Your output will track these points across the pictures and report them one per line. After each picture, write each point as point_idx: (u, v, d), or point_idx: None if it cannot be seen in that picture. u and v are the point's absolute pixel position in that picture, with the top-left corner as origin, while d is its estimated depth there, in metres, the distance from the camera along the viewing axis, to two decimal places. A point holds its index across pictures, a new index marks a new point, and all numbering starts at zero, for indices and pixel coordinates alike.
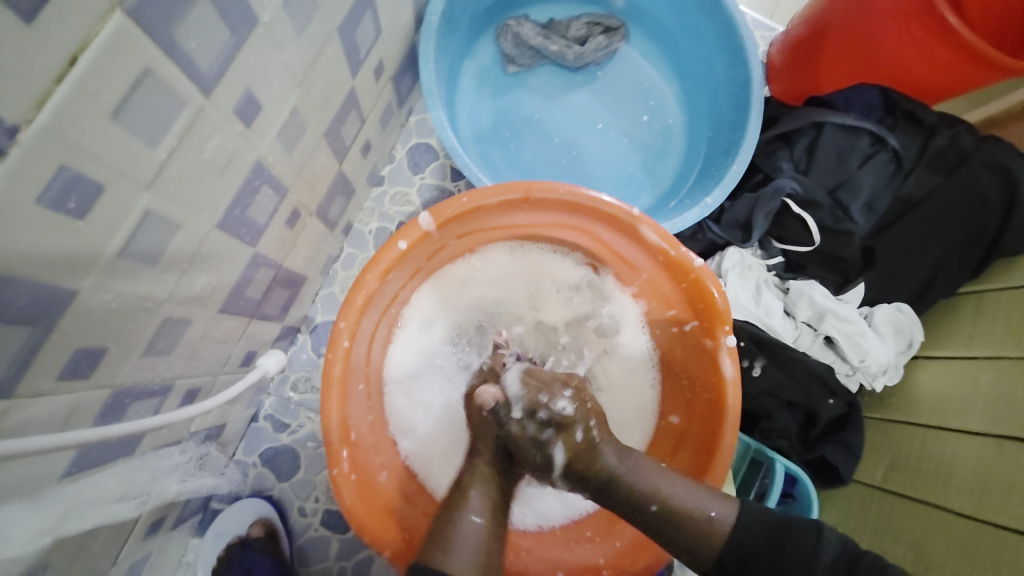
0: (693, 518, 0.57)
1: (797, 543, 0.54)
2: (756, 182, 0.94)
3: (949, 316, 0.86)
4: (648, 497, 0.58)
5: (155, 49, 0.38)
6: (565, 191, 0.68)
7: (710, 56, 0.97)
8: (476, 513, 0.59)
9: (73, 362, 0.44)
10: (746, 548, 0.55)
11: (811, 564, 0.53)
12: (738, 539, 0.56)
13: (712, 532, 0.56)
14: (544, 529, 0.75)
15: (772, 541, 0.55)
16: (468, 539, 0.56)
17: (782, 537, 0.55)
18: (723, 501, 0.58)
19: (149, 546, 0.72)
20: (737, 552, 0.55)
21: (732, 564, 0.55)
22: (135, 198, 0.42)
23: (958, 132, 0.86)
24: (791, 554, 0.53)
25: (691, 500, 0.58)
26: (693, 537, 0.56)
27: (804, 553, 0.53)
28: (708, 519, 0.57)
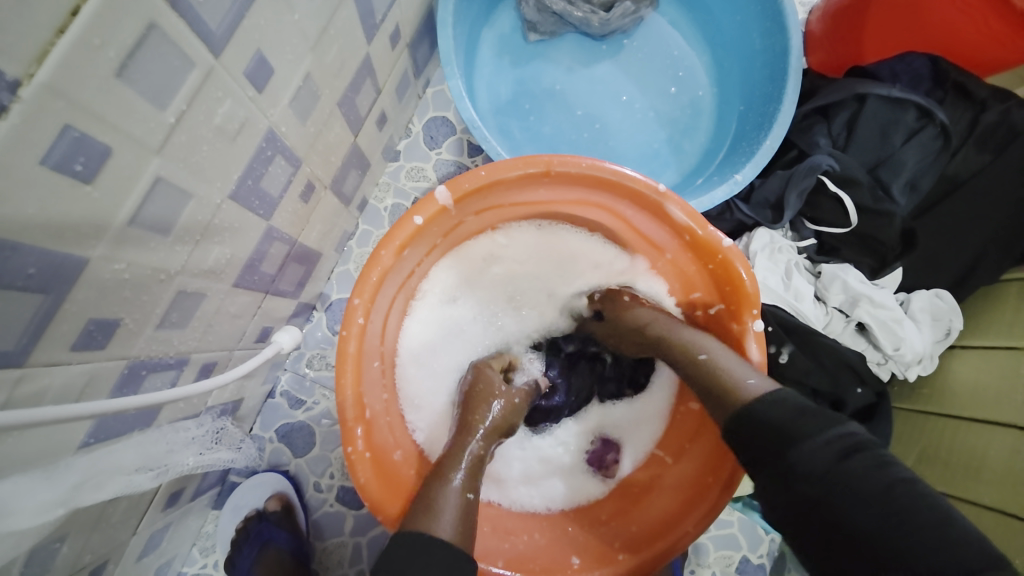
0: (727, 376, 0.55)
1: (817, 425, 0.46)
2: (790, 159, 0.89)
3: (991, 306, 0.80)
4: (697, 346, 0.60)
5: (160, 3, 0.35)
6: (588, 164, 0.64)
7: (745, 23, 0.91)
8: (467, 490, 0.57)
9: (87, 333, 0.44)
10: (756, 412, 0.50)
11: (817, 445, 0.44)
12: (759, 410, 0.50)
13: (739, 386, 0.53)
14: (550, 512, 0.73)
15: (796, 412, 0.48)
16: (450, 503, 0.54)
17: (803, 416, 0.47)
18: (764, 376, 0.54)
19: (169, 516, 0.73)
20: (750, 415, 0.50)
21: (736, 430, 0.51)
22: (144, 163, 0.41)
23: (1009, 107, 0.80)
24: (810, 425, 0.46)
25: (732, 366, 0.56)
26: (719, 388, 0.55)
27: (821, 427, 0.46)
28: (737, 380, 0.54)
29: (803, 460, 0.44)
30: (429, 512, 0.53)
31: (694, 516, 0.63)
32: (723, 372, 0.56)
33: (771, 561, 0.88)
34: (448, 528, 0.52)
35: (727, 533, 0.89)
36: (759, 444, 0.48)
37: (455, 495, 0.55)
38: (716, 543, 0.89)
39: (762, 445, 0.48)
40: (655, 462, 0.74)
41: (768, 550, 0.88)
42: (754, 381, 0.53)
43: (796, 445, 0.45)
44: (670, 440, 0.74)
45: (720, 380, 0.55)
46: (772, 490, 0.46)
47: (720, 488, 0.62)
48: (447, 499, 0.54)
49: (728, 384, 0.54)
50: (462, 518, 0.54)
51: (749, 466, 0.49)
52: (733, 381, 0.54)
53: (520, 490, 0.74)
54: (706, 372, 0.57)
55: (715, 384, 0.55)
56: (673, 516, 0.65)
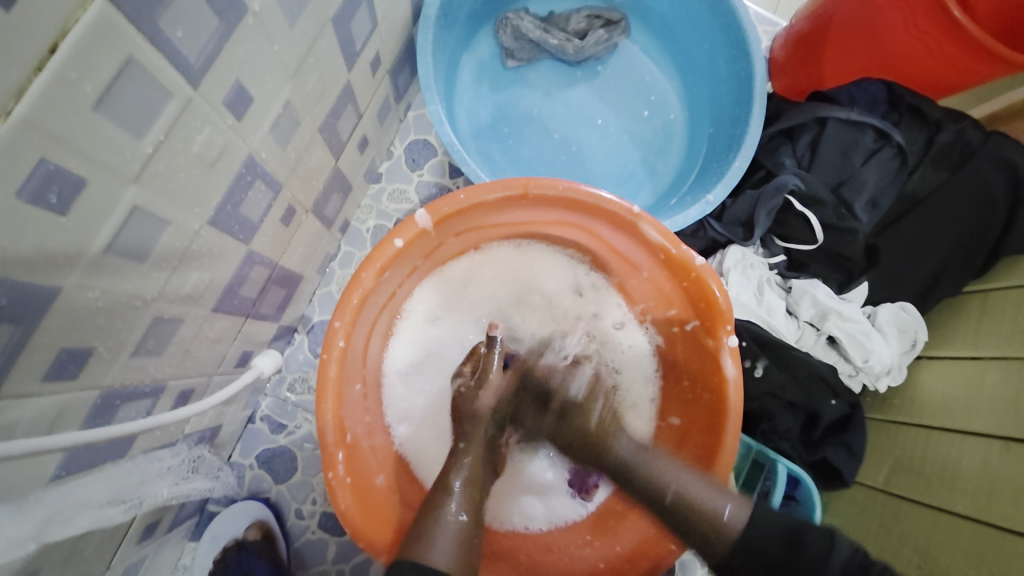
0: (704, 514, 0.55)
1: (813, 553, 0.49)
2: (758, 179, 0.93)
3: (954, 315, 0.84)
4: (663, 485, 0.58)
5: (138, 38, 0.36)
6: (564, 186, 0.66)
7: (712, 51, 0.96)
8: (460, 512, 0.58)
9: (59, 363, 0.43)
10: (754, 551, 0.52)
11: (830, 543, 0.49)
12: (752, 545, 0.52)
13: (722, 525, 0.54)
14: (528, 531, 0.73)
15: (786, 545, 0.51)
16: (447, 539, 0.54)
17: (796, 547, 0.50)
18: (734, 498, 0.55)
19: (144, 549, 0.70)
20: (745, 551, 0.52)
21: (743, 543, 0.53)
22: (120, 192, 0.41)
23: (963, 127, 0.85)
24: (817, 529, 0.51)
25: (702, 496, 0.56)
26: (702, 527, 0.54)
27: (813, 551, 0.49)
28: (719, 517, 0.54)
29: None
30: (425, 542, 0.53)
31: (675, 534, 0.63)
32: (688, 499, 0.56)
33: None
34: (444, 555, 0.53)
35: None
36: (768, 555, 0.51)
37: (450, 526, 0.56)
38: (702, 557, 0.89)
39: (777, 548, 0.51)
40: None
41: None
42: (727, 512, 0.54)
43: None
44: None
45: (696, 525, 0.55)
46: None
47: None
48: (444, 529, 0.55)
49: (698, 515, 0.55)
50: (460, 542, 0.55)
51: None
52: (704, 511, 0.55)
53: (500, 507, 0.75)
54: (680, 512, 0.56)
55: (698, 524, 0.55)
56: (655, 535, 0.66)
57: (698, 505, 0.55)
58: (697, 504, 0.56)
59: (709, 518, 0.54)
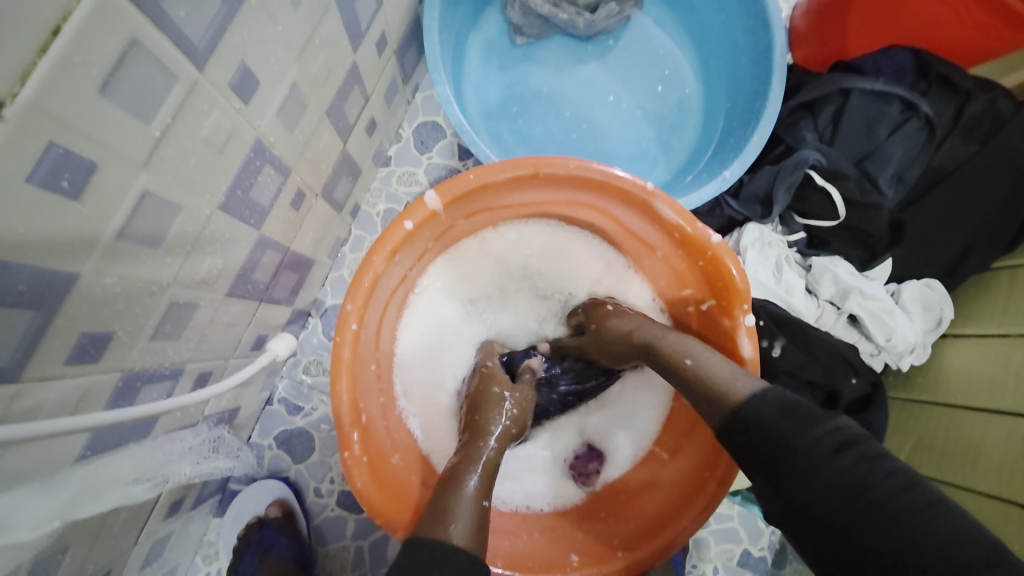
0: (718, 385, 0.52)
1: (804, 429, 0.44)
2: (777, 154, 0.90)
3: (980, 294, 0.81)
4: (680, 353, 0.58)
5: (141, 19, 0.36)
6: (575, 165, 0.65)
7: (729, 22, 0.92)
8: (478, 490, 0.54)
9: (80, 347, 0.44)
10: (747, 416, 0.48)
11: (817, 454, 0.43)
12: (750, 411, 0.48)
13: (731, 390, 0.51)
14: (531, 511, 0.73)
15: (777, 410, 0.47)
16: (465, 507, 0.51)
17: (789, 415, 0.46)
18: (754, 376, 0.52)
19: (170, 525, 0.73)
20: (743, 418, 0.48)
21: (734, 432, 0.49)
22: (131, 178, 0.41)
23: (994, 96, 0.80)
24: (805, 425, 0.44)
25: (718, 373, 0.53)
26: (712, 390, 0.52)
27: (810, 424, 0.45)
28: (729, 385, 0.52)
29: (807, 471, 0.43)
30: (446, 521, 0.49)
31: (691, 512, 0.64)
32: (703, 371, 0.54)
33: (771, 553, 0.89)
34: (466, 530, 0.49)
35: (726, 527, 0.90)
36: (755, 447, 0.47)
37: (469, 501, 0.52)
38: (716, 536, 0.90)
39: (767, 461, 0.46)
40: (652, 458, 0.74)
41: (767, 543, 0.89)
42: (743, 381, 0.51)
43: (790, 450, 0.44)
44: (666, 435, 0.74)
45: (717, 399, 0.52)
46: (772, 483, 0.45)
47: (717, 480, 0.63)
48: (460, 505, 0.51)
49: (719, 389, 0.52)
50: (477, 524, 0.50)
51: (762, 475, 0.46)
52: (726, 384, 0.52)
53: (505, 487, 0.74)
54: (693, 375, 0.55)
55: (710, 390, 0.53)
56: (671, 511, 0.66)
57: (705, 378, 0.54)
58: (718, 380, 0.53)
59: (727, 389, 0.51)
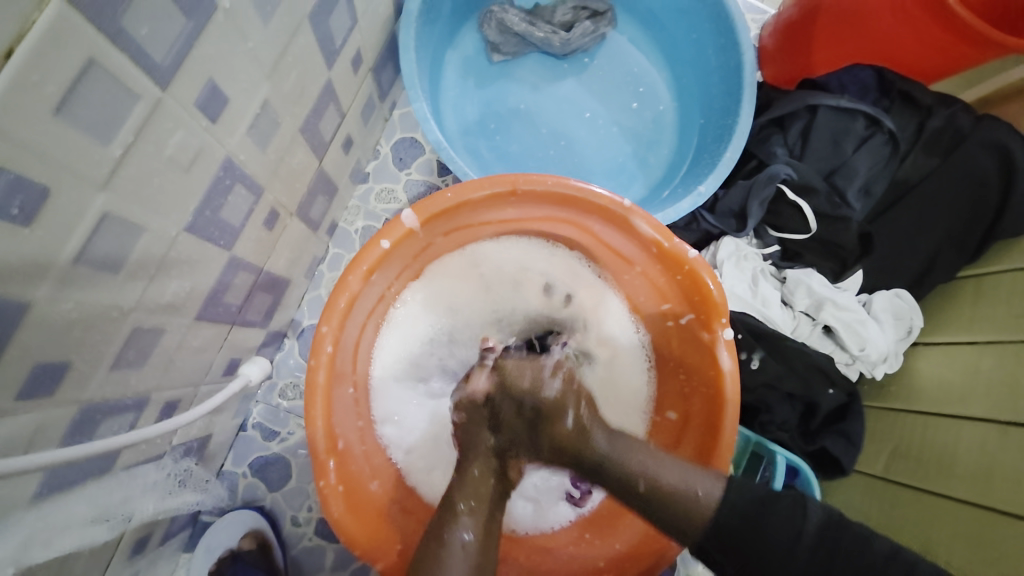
0: (678, 496, 0.53)
1: (784, 524, 0.50)
2: (750, 169, 0.92)
3: (947, 302, 0.84)
4: (634, 476, 0.55)
5: (99, 36, 0.35)
6: (553, 182, 0.65)
7: (700, 40, 0.95)
8: (467, 532, 0.54)
9: (33, 379, 0.42)
10: (724, 527, 0.52)
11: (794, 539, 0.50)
12: (722, 523, 0.52)
13: (691, 502, 0.53)
14: (515, 534, 0.71)
15: (754, 517, 0.51)
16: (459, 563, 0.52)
17: (766, 509, 0.51)
18: (708, 478, 0.54)
19: (135, 564, 0.69)
20: (719, 528, 0.52)
21: (714, 545, 0.52)
22: (89, 201, 0.39)
23: (955, 111, 0.84)
24: (785, 519, 0.50)
25: (679, 480, 0.54)
26: (677, 510, 0.53)
27: (784, 535, 0.50)
28: (689, 493, 0.53)
29: (784, 545, 0.50)
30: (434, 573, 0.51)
31: None
32: (674, 497, 0.53)
33: None
34: None
35: None
36: (737, 554, 0.51)
37: (461, 554, 0.53)
38: None
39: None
40: None
41: None
42: (703, 492, 0.53)
43: (782, 547, 0.50)
44: None
45: (675, 506, 0.53)
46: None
47: None
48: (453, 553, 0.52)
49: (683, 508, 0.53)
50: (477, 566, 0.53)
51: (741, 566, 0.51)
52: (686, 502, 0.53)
53: None
54: (658, 501, 0.54)
55: (667, 504, 0.53)
56: (655, 530, 0.65)
57: (669, 491, 0.54)
58: (679, 490, 0.54)
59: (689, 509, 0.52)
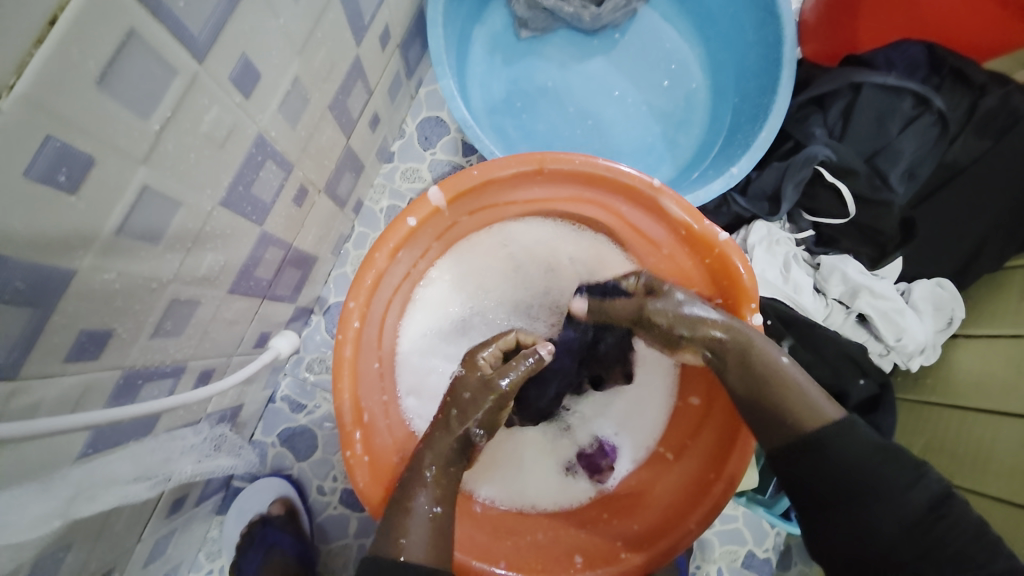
0: (764, 361, 0.56)
1: (893, 478, 0.47)
2: (785, 151, 0.89)
3: (993, 293, 0.80)
4: (710, 334, 0.59)
5: (139, 10, 0.35)
6: (582, 161, 0.64)
7: (737, 15, 0.91)
8: (434, 504, 0.55)
9: (79, 345, 0.44)
10: (780, 414, 0.53)
11: (902, 496, 0.47)
12: (836, 447, 0.49)
13: (817, 407, 0.52)
14: (535, 510, 0.72)
15: (807, 412, 0.52)
16: (419, 524, 0.53)
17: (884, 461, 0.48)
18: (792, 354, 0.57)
19: (173, 523, 0.73)
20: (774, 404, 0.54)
21: (799, 461, 0.51)
22: (130, 173, 0.41)
23: (1010, 91, 0.78)
24: (898, 481, 0.47)
25: (762, 345, 0.57)
26: (762, 369, 0.55)
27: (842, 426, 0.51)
28: (811, 408, 0.52)
29: (884, 520, 0.46)
30: (398, 538, 0.52)
31: (697, 513, 0.62)
32: (758, 356, 0.56)
33: (775, 554, 0.88)
34: (422, 546, 0.52)
35: (732, 527, 0.88)
36: (821, 485, 0.49)
37: (422, 517, 0.54)
38: (722, 536, 0.89)
39: (819, 498, 0.50)
40: (657, 458, 0.73)
41: (773, 544, 0.88)
42: (786, 358, 0.56)
43: (878, 504, 0.47)
44: (671, 436, 0.73)
45: (757, 363, 0.56)
46: (794, 468, 0.51)
47: (725, 482, 0.62)
48: (416, 524, 0.53)
49: (766, 367, 0.55)
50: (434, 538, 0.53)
51: (823, 501, 0.49)
52: (769, 360, 0.56)
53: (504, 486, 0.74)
54: (749, 364, 0.56)
55: (770, 389, 0.54)
56: (677, 512, 0.65)
57: (787, 386, 0.54)
58: (764, 355, 0.56)
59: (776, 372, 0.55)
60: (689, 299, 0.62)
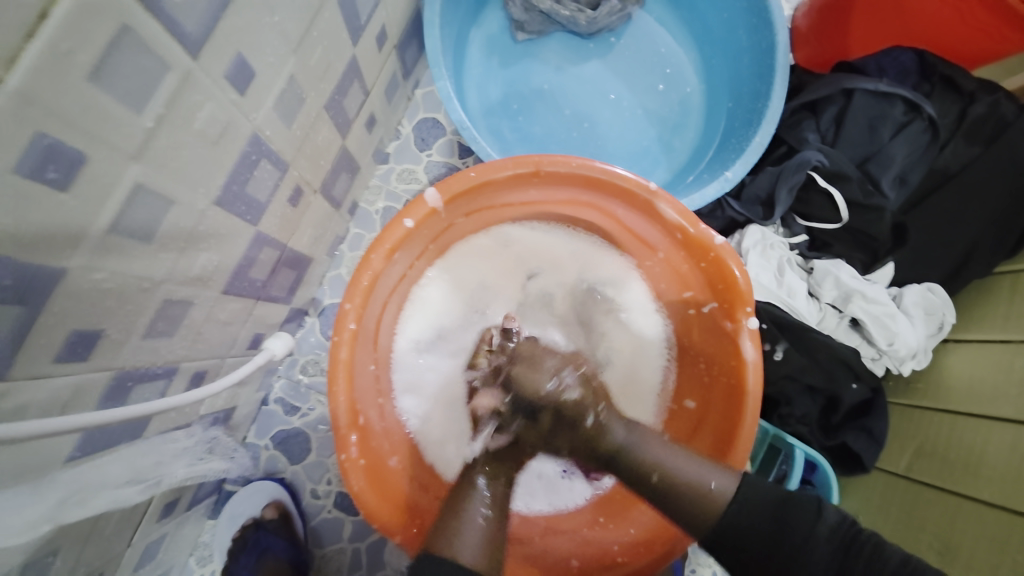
0: (692, 487, 0.53)
1: (801, 525, 0.49)
2: (779, 155, 0.90)
3: (983, 297, 0.81)
4: (649, 466, 0.55)
5: (132, 5, 0.35)
6: (579, 164, 0.64)
7: (732, 20, 0.92)
8: (485, 509, 0.57)
9: (69, 344, 0.43)
10: (735, 527, 0.51)
11: (811, 538, 0.48)
12: (739, 521, 0.51)
13: (708, 494, 0.52)
14: (530, 512, 0.72)
15: (772, 512, 0.50)
16: (473, 532, 0.55)
17: (786, 511, 0.50)
18: (723, 473, 0.54)
19: (163, 527, 0.72)
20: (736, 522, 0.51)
21: (722, 548, 0.51)
22: (122, 170, 0.40)
23: (998, 98, 0.80)
24: (797, 528, 0.49)
25: (690, 472, 0.54)
26: (689, 501, 0.52)
27: (801, 519, 0.49)
28: (707, 488, 0.52)
29: (811, 564, 0.48)
30: (451, 538, 0.53)
31: None
32: (682, 483, 0.53)
33: None
34: (475, 549, 0.53)
35: None
36: (751, 556, 0.50)
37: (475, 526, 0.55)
38: None
39: (755, 570, 0.50)
40: None
41: None
42: (715, 484, 0.52)
43: (802, 557, 0.48)
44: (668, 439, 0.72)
45: (684, 494, 0.53)
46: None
47: None
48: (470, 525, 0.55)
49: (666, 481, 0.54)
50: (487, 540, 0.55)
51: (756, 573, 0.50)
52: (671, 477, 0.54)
53: None
54: (668, 491, 0.53)
55: (687, 500, 0.53)
56: None
57: (680, 483, 0.53)
58: (691, 485, 0.53)
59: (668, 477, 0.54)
60: (627, 433, 0.57)
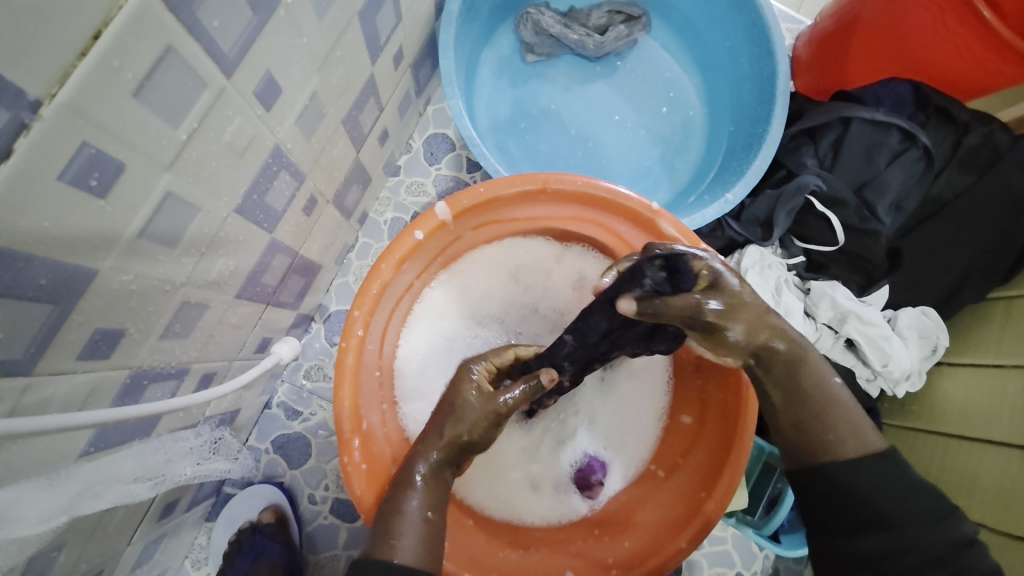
0: (845, 430, 0.52)
1: (921, 509, 0.48)
2: (779, 179, 0.92)
3: (976, 323, 0.83)
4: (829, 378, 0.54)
5: (177, 28, 0.37)
6: (584, 181, 0.68)
7: (733, 48, 0.95)
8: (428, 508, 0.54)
9: (93, 343, 0.45)
10: (855, 486, 0.49)
11: (928, 523, 0.47)
12: (862, 476, 0.49)
13: (850, 438, 0.51)
14: (522, 523, 0.72)
15: (897, 488, 0.49)
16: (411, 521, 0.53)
17: (909, 490, 0.48)
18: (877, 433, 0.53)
19: (163, 527, 0.72)
20: (852, 483, 0.49)
21: (826, 486, 0.51)
22: (155, 179, 0.42)
23: (992, 129, 0.83)
24: (913, 509, 0.48)
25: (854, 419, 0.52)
26: (831, 438, 0.51)
27: (923, 512, 0.48)
28: (846, 437, 0.51)
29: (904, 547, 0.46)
30: (392, 540, 0.51)
31: (687, 532, 0.64)
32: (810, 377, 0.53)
33: None
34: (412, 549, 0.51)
35: (721, 548, 0.89)
36: (855, 506, 0.49)
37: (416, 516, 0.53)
38: (711, 557, 0.89)
39: (857, 512, 0.49)
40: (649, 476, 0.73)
41: (761, 565, 0.89)
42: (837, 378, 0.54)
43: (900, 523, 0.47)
44: (662, 455, 0.74)
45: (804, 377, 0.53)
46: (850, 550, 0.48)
47: (715, 501, 0.63)
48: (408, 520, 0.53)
49: (815, 380, 0.53)
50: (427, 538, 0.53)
51: (847, 524, 0.49)
52: (821, 378, 0.53)
53: (488, 498, 0.73)
54: (818, 414, 0.52)
55: (825, 428, 0.52)
56: (667, 531, 0.66)
57: (833, 416, 0.52)
58: (850, 423, 0.52)
59: (824, 387, 0.53)
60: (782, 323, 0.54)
